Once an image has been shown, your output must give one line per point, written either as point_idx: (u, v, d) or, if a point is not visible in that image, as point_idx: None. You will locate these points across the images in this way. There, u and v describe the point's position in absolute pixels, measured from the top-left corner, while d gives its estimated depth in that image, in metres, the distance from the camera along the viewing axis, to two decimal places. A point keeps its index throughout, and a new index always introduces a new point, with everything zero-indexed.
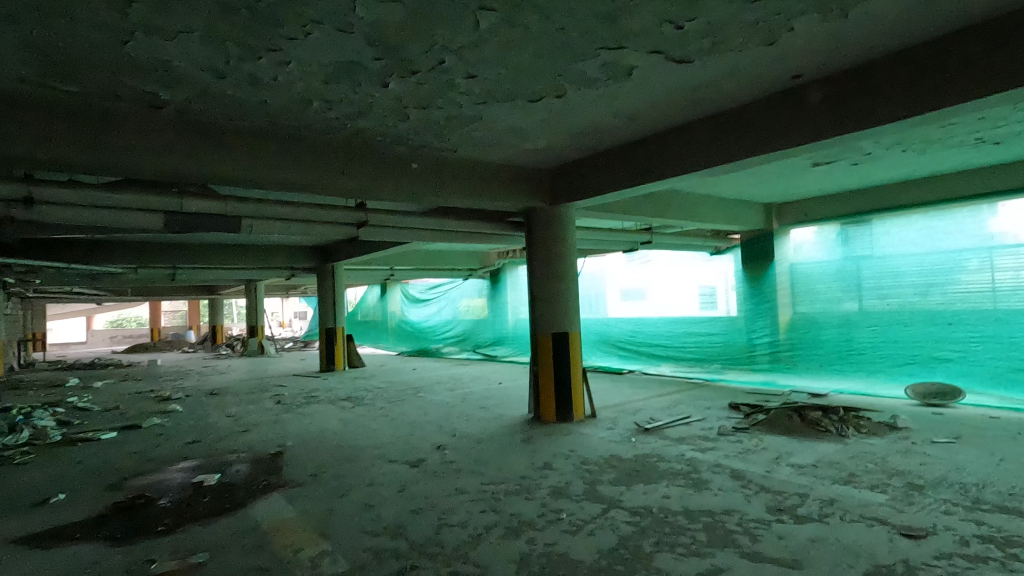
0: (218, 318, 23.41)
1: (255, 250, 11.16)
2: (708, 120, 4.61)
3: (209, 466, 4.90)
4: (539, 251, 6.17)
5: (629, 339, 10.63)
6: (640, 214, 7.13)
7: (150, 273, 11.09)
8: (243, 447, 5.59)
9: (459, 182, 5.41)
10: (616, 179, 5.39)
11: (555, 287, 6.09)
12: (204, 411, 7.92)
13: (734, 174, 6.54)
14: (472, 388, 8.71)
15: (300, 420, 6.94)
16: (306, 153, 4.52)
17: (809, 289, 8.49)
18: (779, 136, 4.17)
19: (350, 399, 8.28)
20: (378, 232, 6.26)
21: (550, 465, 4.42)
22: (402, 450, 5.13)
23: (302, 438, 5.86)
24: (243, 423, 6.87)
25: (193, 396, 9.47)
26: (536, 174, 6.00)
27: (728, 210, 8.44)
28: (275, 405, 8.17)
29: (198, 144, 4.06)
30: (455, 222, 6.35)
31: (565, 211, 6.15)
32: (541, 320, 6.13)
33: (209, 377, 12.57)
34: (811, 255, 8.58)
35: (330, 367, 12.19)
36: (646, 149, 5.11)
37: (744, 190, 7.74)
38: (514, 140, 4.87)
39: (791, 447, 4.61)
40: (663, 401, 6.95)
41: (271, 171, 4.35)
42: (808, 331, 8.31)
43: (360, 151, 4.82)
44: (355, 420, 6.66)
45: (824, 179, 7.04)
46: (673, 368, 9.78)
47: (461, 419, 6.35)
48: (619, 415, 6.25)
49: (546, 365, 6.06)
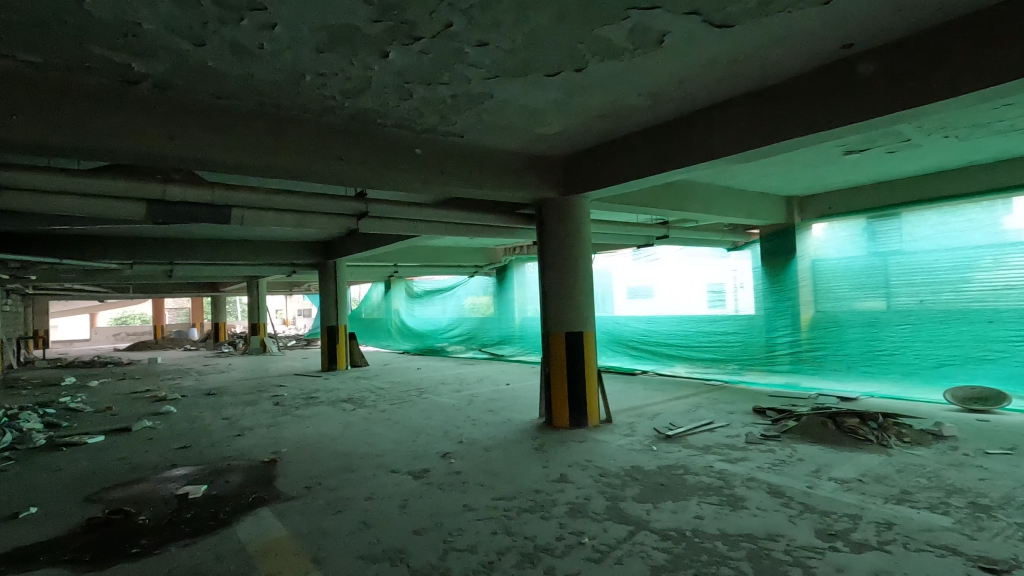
0: (220, 315, 23.12)
1: (255, 245, 10.83)
2: (740, 100, 4.21)
3: (197, 476, 4.53)
4: (551, 245, 5.78)
5: (642, 339, 10.16)
6: (658, 207, 6.74)
7: (147, 269, 10.75)
8: (236, 453, 5.23)
9: (466, 170, 5.02)
10: (636, 167, 4.99)
11: (568, 284, 5.70)
12: (198, 412, 7.57)
13: (759, 162, 6.13)
14: (478, 390, 8.32)
15: (298, 423, 6.56)
16: (301, 136, 4.15)
17: (832, 286, 7.98)
18: (822, 115, 3.76)
19: (351, 401, 7.90)
20: (380, 225, 5.89)
21: (567, 478, 4.03)
22: (404, 458, 4.75)
23: (298, 444, 5.50)
24: (238, 427, 6.50)
25: (190, 396, 9.12)
26: (548, 163, 5.61)
27: (749, 203, 8.02)
28: (273, 406, 7.82)
29: (180, 125, 3.68)
30: (462, 215, 5.97)
31: (580, 202, 5.77)
32: (553, 319, 5.74)
33: (208, 376, 12.23)
34: (833, 250, 8.13)
35: (333, 366, 11.84)
36: (670, 133, 4.71)
37: (768, 181, 7.30)
38: (527, 123, 4.48)
39: (830, 458, 4.21)
40: (682, 404, 6.55)
41: (262, 155, 3.98)
42: (830, 330, 7.81)
43: (359, 135, 4.43)
44: (356, 424, 6.30)
45: (853, 169, 6.62)
46: (687, 370, 9.35)
47: (467, 424, 5.97)
48: (636, 419, 5.85)
49: (560, 367, 5.68)
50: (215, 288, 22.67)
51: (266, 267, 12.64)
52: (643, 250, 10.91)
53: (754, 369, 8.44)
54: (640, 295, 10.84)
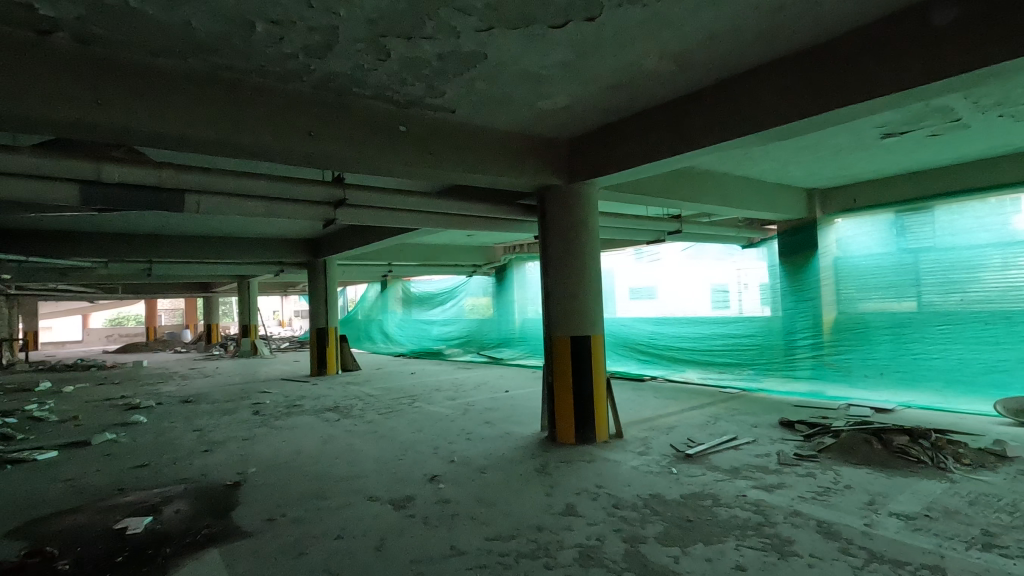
0: (213, 317, 22.53)
1: (238, 244, 10.23)
2: (779, 64, 3.60)
3: (144, 507, 3.90)
4: (555, 238, 5.15)
5: (650, 342, 9.51)
6: (673, 197, 6.13)
7: (123, 267, 10.13)
8: (196, 475, 4.59)
9: (458, 152, 4.40)
10: (652, 147, 4.37)
11: (574, 282, 5.07)
12: (169, 423, 6.95)
13: (787, 145, 5.51)
14: (475, 397, 7.70)
15: (275, 436, 5.94)
16: (261, 107, 3.53)
17: (856, 286, 7.34)
18: (882, 76, 3.15)
19: (336, 410, 7.28)
20: (362, 214, 5.26)
21: (574, 511, 3.40)
22: (385, 483, 4.11)
23: (268, 462, 4.86)
24: (207, 441, 5.87)
25: (165, 404, 8.48)
26: (552, 146, 4.99)
27: (769, 196, 7.41)
28: (251, 416, 7.19)
29: (110, 88, 3.06)
30: (455, 204, 5.34)
31: (587, 190, 5.15)
32: (557, 321, 5.11)
33: (191, 381, 11.59)
34: (857, 246, 7.48)
35: (322, 370, 11.21)
36: (694, 107, 4.09)
37: (792, 170, 6.68)
38: (527, 94, 3.86)
39: (884, 486, 3.59)
40: (698, 416, 5.92)
41: (212, 129, 3.35)
42: (856, 333, 7.17)
43: (332, 108, 3.80)
44: (338, 439, 5.66)
45: (887, 155, 6.00)
46: (700, 376, 8.68)
47: (460, 439, 5.33)
48: (650, 434, 5.23)
49: (566, 375, 5.06)
50: (207, 288, 22.09)
51: (252, 267, 12.05)
52: (646, 251, 10.47)
53: (773, 374, 7.82)
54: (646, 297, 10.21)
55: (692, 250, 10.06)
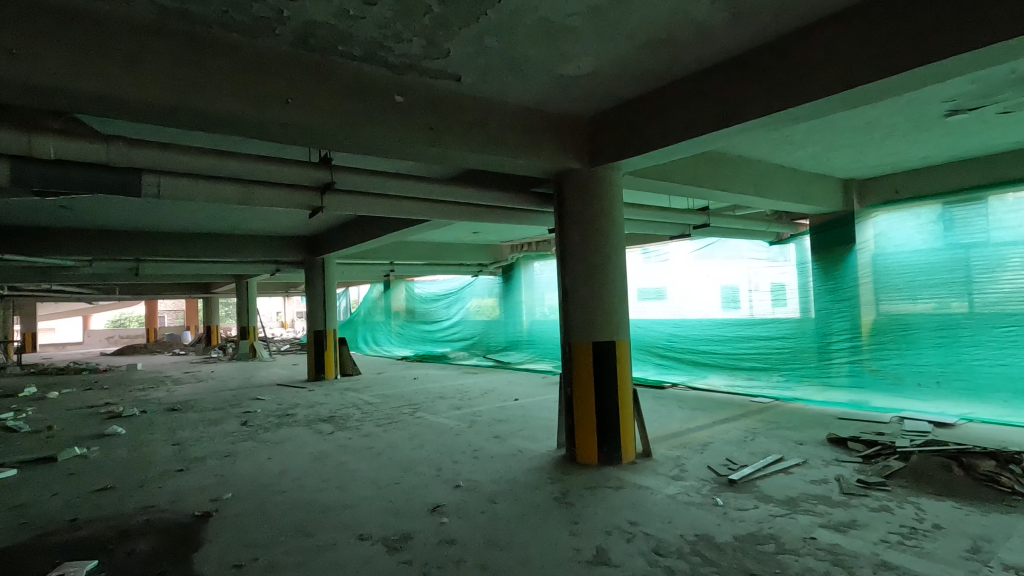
0: (211, 318, 22.02)
1: (230, 241, 9.64)
2: (853, 12, 2.96)
3: (94, 545, 3.30)
4: (574, 230, 4.53)
5: (668, 345, 8.88)
6: (703, 185, 5.50)
7: (109, 267, 9.55)
8: (163, 503, 3.97)
9: (464, 127, 3.78)
10: (690, 121, 3.75)
11: (596, 281, 4.44)
12: (149, 435, 6.35)
13: (836, 124, 4.86)
14: (482, 407, 7.07)
15: (261, 452, 5.33)
16: (227, 68, 2.92)
17: (898, 286, 6.65)
18: (996, 19, 2.51)
19: (331, 421, 6.67)
20: (354, 201, 4.64)
21: (607, 557, 2.79)
22: (378, 517, 3.49)
23: (248, 487, 4.24)
24: (186, 457, 5.27)
25: (150, 412, 7.91)
26: (571, 124, 4.37)
27: (805, 185, 6.75)
28: (238, 427, 6.58)
29: (31, 38, 2.46)
30: (461, 191, 4.71)
31: (610, 175, 4.53)
32: (575, 324, 4.49)
33: (183, 386, 11.02)
34: (897, 242, 6.80)
35: (320, 375, 10.64)
36: (744, 72, 3.47)
37: (833, 156, 6.03)
38: (547, 53, 3.24)
39: (983, 527, 2.95)
40: (733, 431, 5.28)
41: (166, 93, 2.76)
42: (900, 337, 6.46)
43: (315, 72, 3.19)
44: (329, 456, 5.05)
45: (945, 138, 5.35)
46: (726, 384, 8.02)
47: (467, 458, 4.70)
48: (683, 453, 4.59)
49: (587, 385, 4.42)
50: (207, 289, 21.56)
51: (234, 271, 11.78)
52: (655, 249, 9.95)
53: (808, 382, 7.12)
54: (656, 297, 9.47)
55: (704, 249, 9.29)
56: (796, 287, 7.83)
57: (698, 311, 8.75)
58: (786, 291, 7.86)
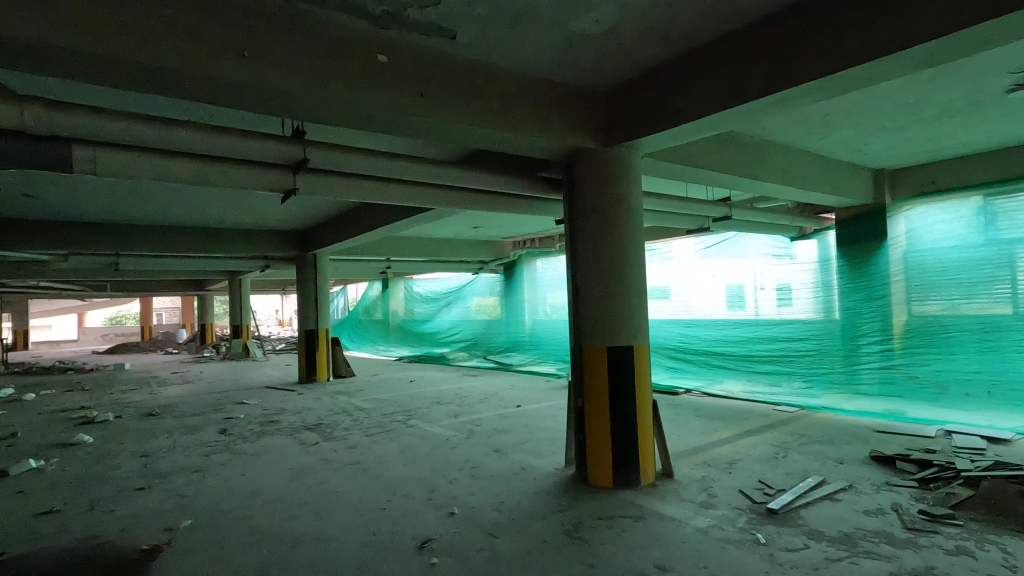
0: (207, 316, 21.50)
1: (217, 235, 9.10)
2: None
3: None
4: (586, 219, 3.97)
5: (680, 347, 8.28)
6: (728, 171, 4.94)
7: (87, 262, 9.03)
8: (110, 533, 3.42)
9: (460, 95, 3.22)
10: (725, 90, 3.20)
11: (612, 277, 3.89)
12: (118, 444, 5.81)
13: (882, 102, 4.30)
14: (483, 414, 6.51)
15: (236, 466, 4.80)
16: (166, 13, 2.39)
17: (933, 286, 6.08)
18: None
19: (317, 429, 6.12)
20: (335, 183, 4.07)
21: None
22: (355, 555, 2.95)
23: (212, 512, 3.69)
24: (151, 472, 4.74)
25: (126, 417, 7.38)
26: (584, 97, 3.81)
27: (835, 175, 6.19)
28: (217, 436, 6.05)
29: None
30: (456, 174, 4.14)
31: (628, 156, 3.98)
32: (586, 326, 3.95)
33: (168, 387, 10.48)
34: (932, 238, 6.24)
35: (312, 377, 10.11)
36: (794, 27, 2.90)
37: (869, 142, 5.48)
38: (559, 3, 2.69)
39: None
40: (761, 446, 4.72)
41: (84, 39, 2.21)
42: (939, 341, 5.89)
43: (278, 24, 2.65)
44: (309, 473, 4.49)
45: (999, 120, 4.79)
46: (745, 390, 7.38)
47: (463, 477, 4.15)
48: (709, 473, 4.05)
49: (599, 399, 3.87)
50: (202, 286, 21.00)
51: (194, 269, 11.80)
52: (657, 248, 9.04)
53: (836, 390, 6.48)
54: (660, 297, 8.70)
55: (708, 247, 8.37)
56: (805, 285, 7.24)
57: (705, 312, 8.07)
58: (792, 290, 7.34)
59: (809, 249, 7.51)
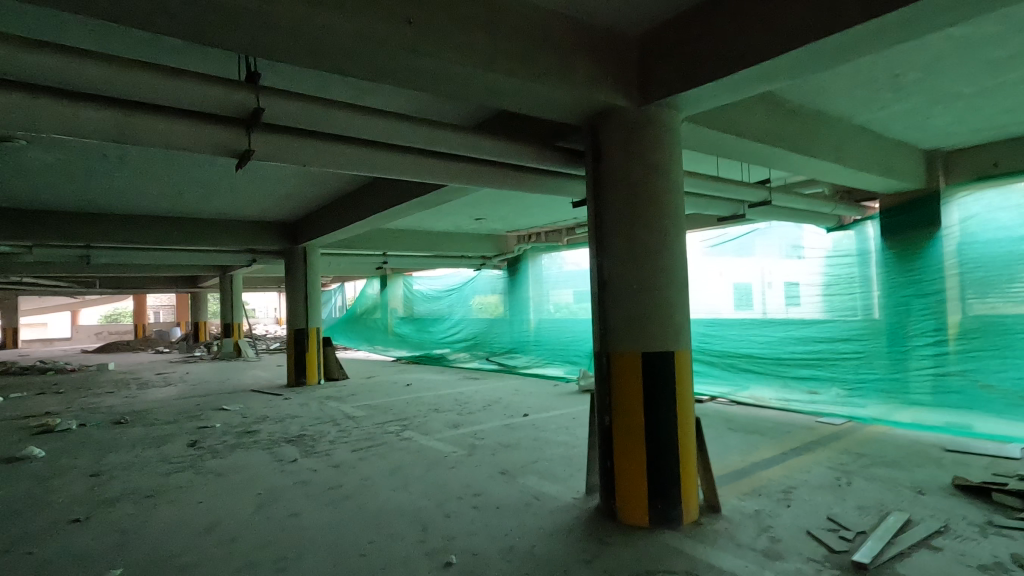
0: (201, 316, 20.88)
1: (196, 225, 8.37)
2: None
3: None
4: (615, 196, 3.24)
5: (701, 348, 7.55)
6: (775, 144, 4.20)
7: (54, 254, 8.30)
8: None
9: (457, 28, 2.48)
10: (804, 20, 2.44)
11: (648, 268, 3.16)
12: (69, 460, 5.08)
13: (970, 54, 3.56)
14: (487, 425, 5.78)
15: (196, 490, 4.09)
16: None
17: (995, 280, 5.33)
18: None
19: (299, 442, 5.39)
20: (308, 150, 3.34)
21: None
22: None
23: (153, 556, 2.98)
24: (95, 496, 4.02)
25: (89, 425, 6.67)
26: (614, 44, 3.08)
27: (887, 154, 5.46)
28: (184, 450, 5.32)
29: None
30: (454, 140, 3.40)
31: (666, 119, 3.24)
32: (615, 327, 3.22)
33: (147, 391, 9.76)
34: (991, 226, 5.50)
35: (301, 380, 9.37)
36: None
37: (934, 115, 4.75)
38: None
39: None
40: (816, 470, 3.97)
41: None
42: (1005, 344, 5.15)
43: None
44: (281, 500, 3.78)
45: None
46: (777, 398, 6.59)
47: (465, 509, 3.43)
48: (765, 507, 3.31)
49: (631, 417, 3.14)
50: (195, 283, 20.33)
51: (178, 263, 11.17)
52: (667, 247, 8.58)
53: (884, 398, 5.71)
54: None
55: (717, 244, 7.95)
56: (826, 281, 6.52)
57: (730, 311, 7.41)
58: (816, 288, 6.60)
59: (821, 239, 6.60)
